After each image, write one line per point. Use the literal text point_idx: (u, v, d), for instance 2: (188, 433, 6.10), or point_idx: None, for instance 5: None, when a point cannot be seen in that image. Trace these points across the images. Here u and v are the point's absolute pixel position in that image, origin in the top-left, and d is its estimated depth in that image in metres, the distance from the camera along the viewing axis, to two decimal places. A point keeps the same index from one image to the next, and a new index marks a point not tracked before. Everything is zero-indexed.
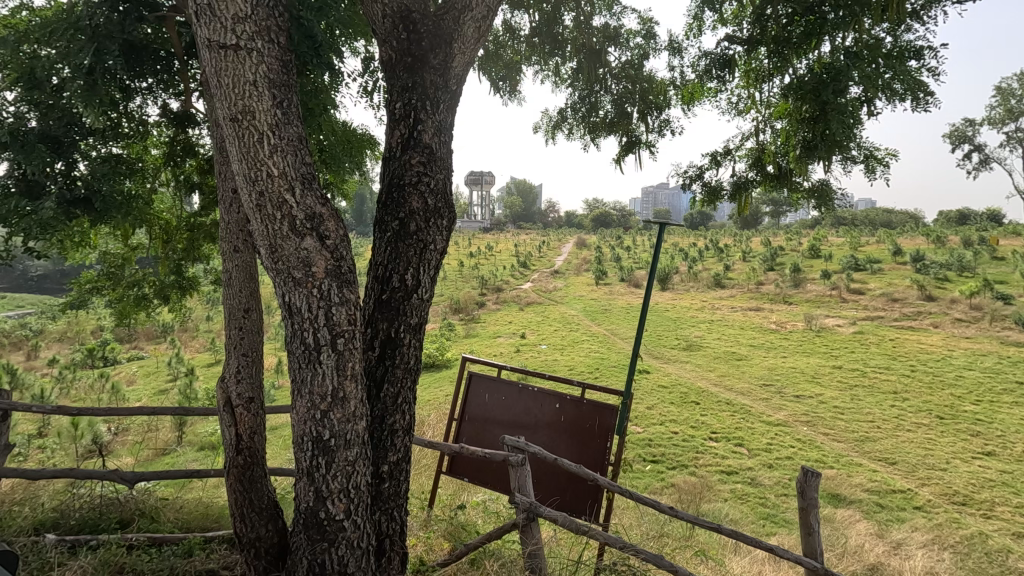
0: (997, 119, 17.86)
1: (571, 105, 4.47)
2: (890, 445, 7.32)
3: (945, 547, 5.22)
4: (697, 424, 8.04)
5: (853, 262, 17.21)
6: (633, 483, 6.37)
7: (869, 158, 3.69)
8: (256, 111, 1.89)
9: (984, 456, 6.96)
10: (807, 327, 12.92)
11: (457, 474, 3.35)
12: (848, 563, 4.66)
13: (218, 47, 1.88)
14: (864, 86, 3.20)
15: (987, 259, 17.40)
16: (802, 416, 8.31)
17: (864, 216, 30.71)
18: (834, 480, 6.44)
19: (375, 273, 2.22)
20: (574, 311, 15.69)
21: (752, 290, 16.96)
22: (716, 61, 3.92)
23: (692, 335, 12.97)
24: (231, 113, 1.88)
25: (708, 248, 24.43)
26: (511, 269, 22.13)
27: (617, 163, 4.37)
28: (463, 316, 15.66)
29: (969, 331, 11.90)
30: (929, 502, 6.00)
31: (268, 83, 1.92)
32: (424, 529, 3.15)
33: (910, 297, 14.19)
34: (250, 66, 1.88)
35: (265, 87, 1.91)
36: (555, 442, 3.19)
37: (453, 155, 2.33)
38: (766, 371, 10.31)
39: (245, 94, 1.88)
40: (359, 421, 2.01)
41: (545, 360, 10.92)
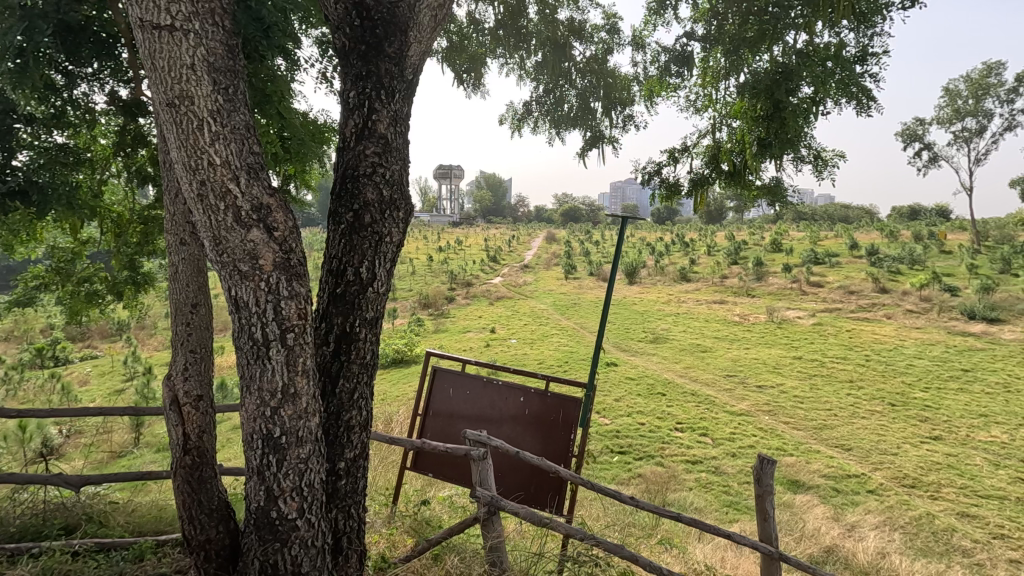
0: (945, 118, 18.62)
1: (536, 98, 4.45)
2: (846, 432, 7.60)
3: (895, 527, 5.46)
4: (663, 415, 8.19)
5: (813, 256, 17.79)
6: (601, 474, 6.46)
7: (818, 158, 3.75)
8: (195, 96, 1.82)
9: (931, 440, 7.30)
10: (769, 319, 13.30)
11: (422, 469, 3.30)
12: (806, 546, 4.83)
13: (152, 27, 1.79)
14: (814, 87, 3.27)
15: (936, 252, 18.21)
16: (764, 406, 8.55)
17: (823, 211, 31.77)
18: (793, 467, 6.65)
19: (329, 266, 2.18)
20: (543, 306, 15.76)
21: (717, 283, 17.34)
22: (675, 57, 3.91)
23: (659, 327, 13.21)
24: (168, 98, 1.81)
25: (674, 243, 24.87)
26: (481, 263, 22.09)
27: (581, 158, 4.37)
28: (432, 311, 15.57)
29: (919, 321, 12.45)
30: (881, 485, 6.26)
31: (207, 68, 1.85)
32: (387, 526, 3.11)
33: (865, 289, 14.74)
34: (186, 49, 1.81)
35: (204, 72, 1.84)
36: (521, 435, 3.19)
37: (409, 145, 2.29)
38: (730, 362, 10.59)
39: (182, 79, 1.81)
40: (313, 417, 1.97)
41: (514, 354, 10.95)
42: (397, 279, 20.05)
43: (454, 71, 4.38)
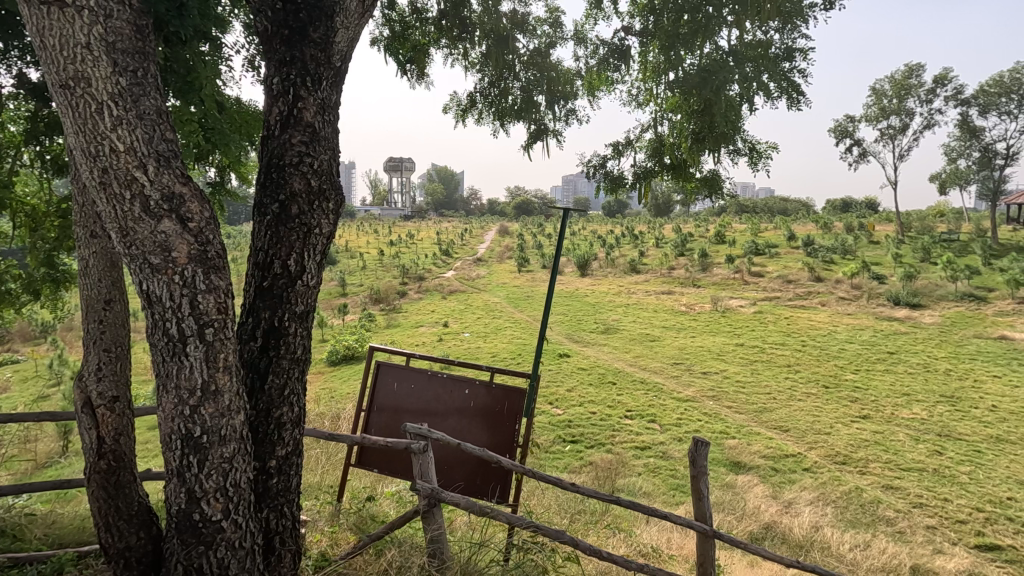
0: (873, 116, 19.73)
1: (480, 89, 4.41)
2: (784, 414, 8.00)
3: (827, 502, 5.80)
4: (613, 404, 8.37)
5: (754, 248, 18.57)
6: (553, 464, 6.55)
7: (752, 150, 3.89)
8: (92, 78, 1.72)
9: (860, 419, 7.79)
10: (713, 308, 13.81)
11: (367, 465, 3.24)
12: (746, 524, 5.07)
13: (40, 3, 1.68)
14: (744, 84, 3.41)
15: (865, 242, 19.37)
16: (708, 391, 8.89)
17: (763, 203, 33.15)
18: (735, 449, 6.95)
19: (256, 259, 2.11)
20: (497, 299, 15.78)
21: (665, 274, 17.83)
22: (614, 51, 3.97)
23: (610, 318, 13.49)
24: (61, 79, 1.71)
25: (624, 235, 25.42)
26: (434, 257, 21.89)
27: (526, 151, 4.38)
28: (384, 306, 15.33)
29: (850, 308, 13.23)
30: (815, 463, 6.63)
31: (106, 47, 1.74)
32: (330, 524, 3.06)
33: (802, 279, 15.51)
34: (81, 27, 1.70)
35: (102, 51, 1.73)
36: (467, 427, 3.19)
37: (339, 134, 2.25)
38: (676, 350, 10.94)
39: (77, 58, 1.70)
40: (237, 414, 1.91)
41: (468, 348, 10.94)
42: (347, 274, 19.62)
43: (396, 60, 4.29)
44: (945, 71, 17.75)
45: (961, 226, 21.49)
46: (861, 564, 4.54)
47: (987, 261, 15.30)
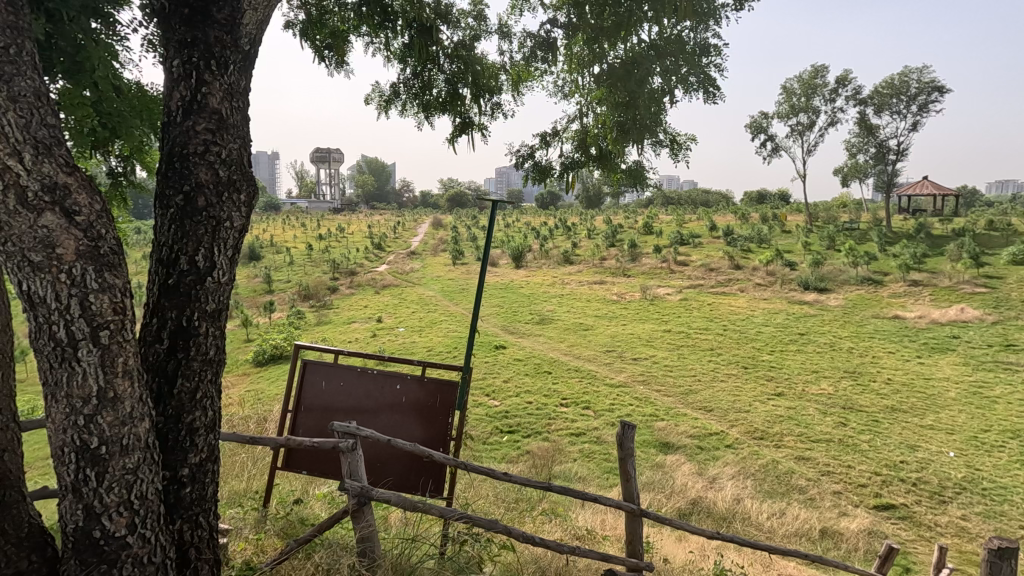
0: (783, 113, 21.06)
1: (403, 80, 4.32)
2: (708, 395, 8.45)
3: (747, 475, 6.20)
4: (549, 393, 8.53)
5: (679, 238, 19.41)
6: (491, 455, 6.60)
7: (673, 142, 4.05)
8: None
9: (776, 396, 8.37)
10: (643, 297, 14.34)
11: (294, 468, 3.12)
12: (675, 501, 5.32)
13: None
14: (664, 78, 3.54)
15: (778, 232, 20.73)
16: (638, 376, 9.25)
17: (687, 195, 34.68)
18: (664, 430, 7.27)
19: (159, 255, 1.97)
20: (432, 293, 15.62)
21: (597, 265, 18.30)
22: (539, 43, 3.99)
23: (544, 309, 13.70)
24: None
25: (557, 227, 25.83)
26: (365, 251, 21.35)
27: (451, 145, 4.33)
28: (313, 303, 14.80)
29: (766, 293, 14.14)
30: (736, 440, 7.06)
31: None
32: (256, 531, 2.93)
33: (722, 267, 16.40)
34: None
35: None
36: (400, 423, 3.14)
37: (249, 121, 2.13)
38: (609, 338, 11.28)
39: None
40: (141, 422, 1.79)
41: (403, 343, 10.78)
42: (273, 270, 18.77)
43: (313, 46, 4.11)
44: (846, 72, 19.21)
45: (860, 216, 23.44)
46: (777, 531, 4.91)
47: (883, 247, 16.80)
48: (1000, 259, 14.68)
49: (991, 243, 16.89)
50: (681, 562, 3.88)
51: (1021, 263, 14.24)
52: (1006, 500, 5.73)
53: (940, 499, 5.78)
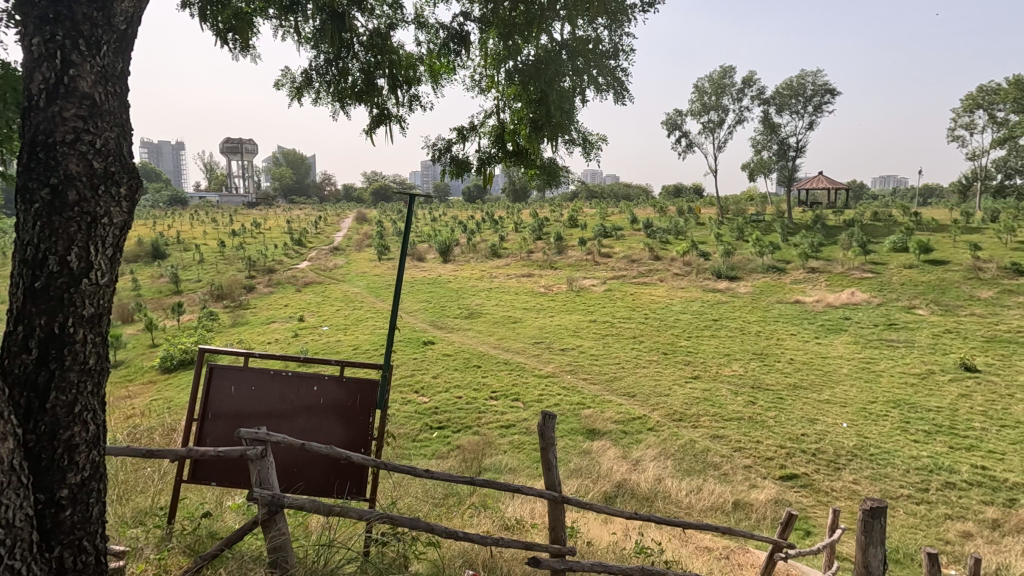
0: (696, 111, 22.17)
1: (316, 66, 4.11)
2: (631, 381, 8.81)
3: (668, 456, 6.52)
4: (479, 386, 8.55)
5: (602, 231, 20.00)
6: (420, 452, 6.52)
7: (586, 141, 4.14)
8: None
9: (692, 379, 8.86)
10: (569, 289, 14.67)
11: (202, 479, 2.93)
12: (602, 485, 5.50)
13: None
14: (574, 78, 3.61)
15: (693, 224, 21.87)
16: (566, 366, 9.47)
17: (610, 188, 35.75)
18: (590, 417, 7.49)
19: (22, 256, 1.77)
20: (356, 289, 15.17)
21: (524, 258, 18.49)
22: (453, 35, 3.95)
23: (473, 303, 13.69)
24: None
25: (484, 221, 25.84)
26: (284, 247, 20.36)
27: (368, 136, 4.20)
28: (227, 303, 13.95)
29: (683, 283, 14.89)
30: (657, 423, 7.40)
31: None
32: (158, 550, 2.73)
33: (643, 258, 17.09)
34: None
35: None
36: (317, 425, 3.03)
37: (127, 109, 1.97)
38: (537, 330, 11.46)
39: None
40: (5, 442, 1.62)
41: (326, 343, 10.40)
42: (181, 269, 17.52)
43: (214, 28, 3.81)
44: (751, 73, 20.50)
45: (765, 209, 25.17)
46: (695, 507, 5.22)
47: (785, 238, 18.14)
48: (883, 247, 16.28)
49: (876, 232, 18.69)
50: (605, 543, 4.02)
51: (901, 251, 15.85)
52: (888, 463, 6.38)
53: (835, 466, 6.34)
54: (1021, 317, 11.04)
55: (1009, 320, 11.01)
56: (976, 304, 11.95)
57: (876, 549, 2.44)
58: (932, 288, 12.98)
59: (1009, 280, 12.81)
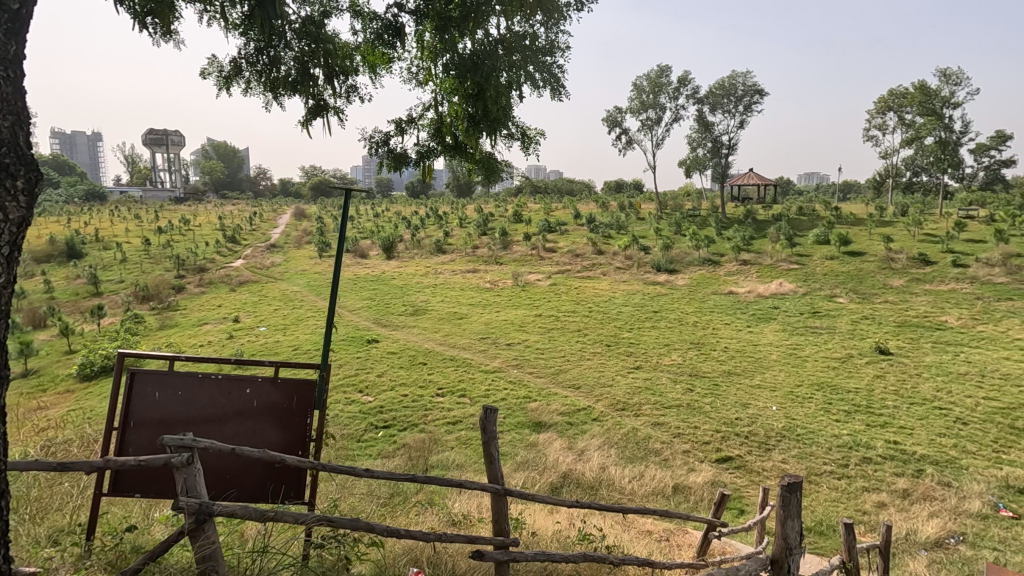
0: (635, 108, 22.74)
1: (245, 54, 3.91)
2: (575, 373, 8.98)
3: (611, 444, 6.70)
4: (424, 383, 8.48)
5: (546, 226, 20.22)
6: (366, 452, 6.41)
7: (525, 135, 4.17)
8: None
9: (634, 369, 9.13)
10: (514, 284, 14.74)
11: (124, 492, 2.75)
12: (548, 476, 5.59)
13: None
14: (511, 73, 3.63)
15: (634, 219, 22.48)
16: (512, 361, 9.53)
17: (553, 183, 36.10)
18: (536, 410, 7.59)
19: None
20: (295, 288, 14.65)
21: (469, 253, 18.43)
22: (388, 26, 3.86)
23: (418, 299, 13.52)
24: None
25: (428, 216, 25.53)
26: (216, 244, 19.38)
27: (304, 128, 4.05)
28: (154, 305, 13.15)
29: (625, 276, 15.29)
30: (601, 413, 7.59)
31: None
32: (75, 570, 2.54)
33: (586, 252, 17.41)
34: None
35: None
36: (251, 429, 2.91)
37: (21, 97, 1.81)
38: (483, 325, 11.46)
39: None
40: None
41: (264, 344, 10.01)
42: (100, 269, 16.35)
43: (130, 11, 3.54)
44: (686, 73, 21.22)
45: (701, 204, 26.20)
46: (637, 492, 5.39)
47: (720, 232, 18.95)
48: (808, 240, 17.30)
49: (801, 226, 19.85)
50: (550, 532, 4.10)
51: (823, 243, 16.90)
52: (813, 442, 6.82)
53: (766, 447, 6.71)
54: (927, 303, 12.03)
55: (917, 306, 11.97)
56: (889, 292, 12.93)
57: (794, 522, 2.43)
58: (851, 278, 13.91)
59: (917, 269, 13.90)
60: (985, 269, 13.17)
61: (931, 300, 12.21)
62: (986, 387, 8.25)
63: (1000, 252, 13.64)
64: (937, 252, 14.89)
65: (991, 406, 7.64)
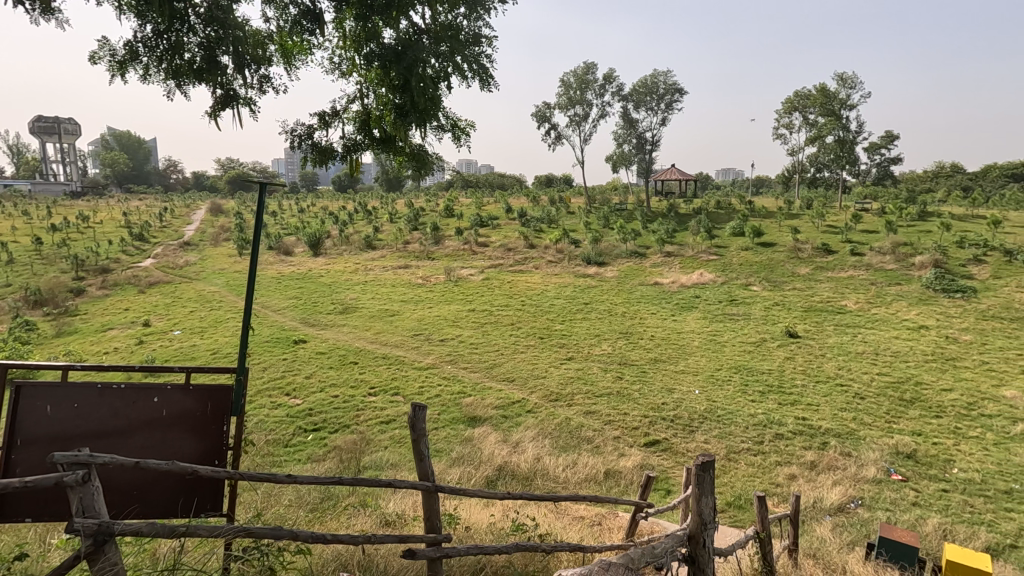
0: (563, 104, 23.11)
1: (142, 38, 3.62)
2: (510, 366, 9.06)
3: (546, 435, 6.82)
4: (356, 383, 8.26)
5: (478, 220, 20.18)
6: (293, 457, 6.17)
7: (455, 127, 4.14)
8: None
9: (567, 360, 9.33)
10: (447, 279, 14.63)
11: (13, 517, 2.49)
12: (484, 470, 5.60)
13: None
14: (436, 64, 3.58)
15: (565, 213, 22.89)
16: (446, 356, 9.47)
17: (485, 177, 36.04)
18: (471, 405, 7.58)
19: None
20: (213, 288, 13.79)
21: (400, 249, 18.09)
22: (305, 13, 3.70)
23: (347, 297, 13.12)
24: None
25: (356, 211, 24.81)
26: (121, 242, 17.89)
27: (212, 118, 3.81)
28: (49, 310, 11.97)
29: (557, 269, 15.56)
30: (535, 405, 7.70)
31: None
32: None
33: (518, 246, 17.57)
34: None
35: None
36: (162, 440, 2.73)
37: None
38: (415, 322, 11.31)
39: None
40: None
41: (179, 348, 9.38)
42: None
43: None
44: (610, 70, 21.81)
45: (628, 198, 27.09)
46: (571, 480, 5.53)
47: (646, 225, 19.67)
48: (725, 232, 18.33)
49: (719, 218, 20.98)
50: (484, 525, 4.13)
51: (739, 235, 17.96)
52: (732, 422, 7.26)
53: (690, 429, 7.07)
54: (829, 289, 13.08)
55: (821, 291, 12.98)
56: (796, 280, 13.94)
57: (708, 499, 2.56)
58: (764, 267, 14.88)
59: (821, 258, 15.07)
60: (878, 257, 14.48)
61: (833, 286, 13.28)
62: (879, 363, 9.10)
63: (890, 242, 15.04)
64: (838, 242, 16.20)
65: (883, 381, 8.44)
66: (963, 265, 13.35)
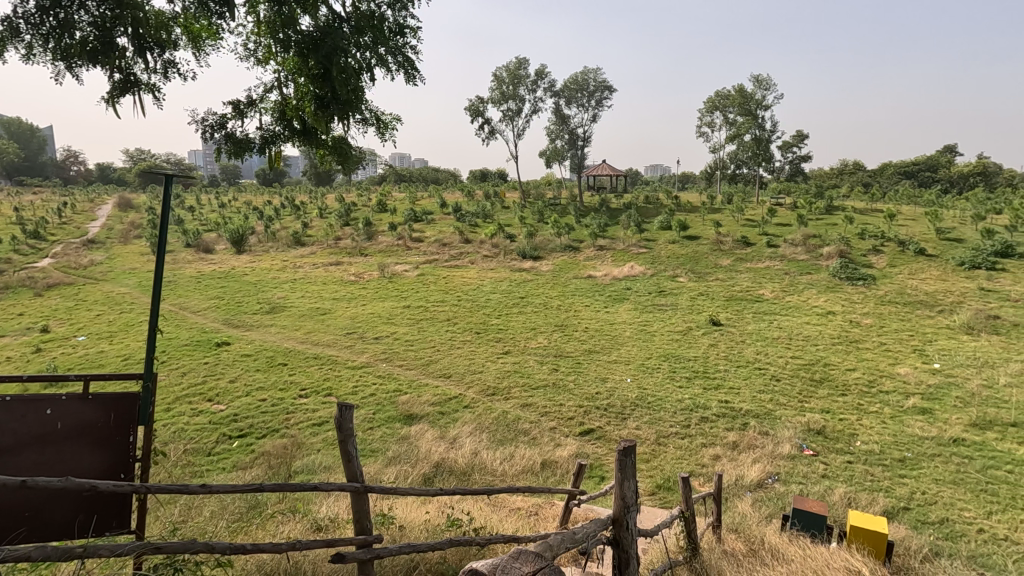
0: (495, 98, 23.09)
1: (24, 14, 3.27)
2: (446, 362, 9.00)
3: (483, 429, 6.83)
4: (285, 385, 7.93)
5: (412, 215, 19.84)
6: (217, 466, 5.84)
7: (379, 121, 4.03)
8: None
9: (503, 354, 9.38)
10: (381, 275, 14.31)
11: None
12: (421, 467, 5.54)
13: None
14: (358, 55, 3.47)
15: (499, 207, 22.94)
16: (380, 354, 9.27)
17: (419, 171, 35.48)
18: (407, 402, 7.46)
19: None
20: (123, 289, 12.77)
21: (330, 245, 17.49)
22: None
23: (274, 296, 12.54)
24: None
25: (283, 207, 23.74)
26: (12, 241, 16.18)
27: (110, 105, 3.51)
28: None
29: (492, 264, 15.58)
30: (472, 400, 7.69)
31: None
32: None
33: (453, 241, 17.44)
34: None
35: None
36: (58, 455, 2.50)
37: None
38: (348, 320, 10.99)
39: None
40: None
41: (85, 355, 8.63)
42: None
43: None
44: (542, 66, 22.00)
45: (561, 193, 27.51)
46: (508, 472, 5.59)
47: (579, 220, 20.06)
48: (654, 226, 19.02)
49: (648, 213, 21.74)
50: (419, 523, 4.08)
51: (667, 229, 18.69)
52: (661, 407, 7.57)
53: (622, 417, 7.31)
54: (748, 279, 13.88)
55: (741, 282, 13.75)
56: (719, 271, 14.68)
57: (631, 482, 2.66)
58: (689, 259, 15.58)
59: (741, 250, 15.95)
60: (791, 248, 15.51)
61: (752, 276, 14.11)
62: (792, 347, 9.77)
63: (802, 234, 16.15)
64: (756, 234, 17.21)
65: (796, 363, 9.07)
66: (863, 255, 14.55)
